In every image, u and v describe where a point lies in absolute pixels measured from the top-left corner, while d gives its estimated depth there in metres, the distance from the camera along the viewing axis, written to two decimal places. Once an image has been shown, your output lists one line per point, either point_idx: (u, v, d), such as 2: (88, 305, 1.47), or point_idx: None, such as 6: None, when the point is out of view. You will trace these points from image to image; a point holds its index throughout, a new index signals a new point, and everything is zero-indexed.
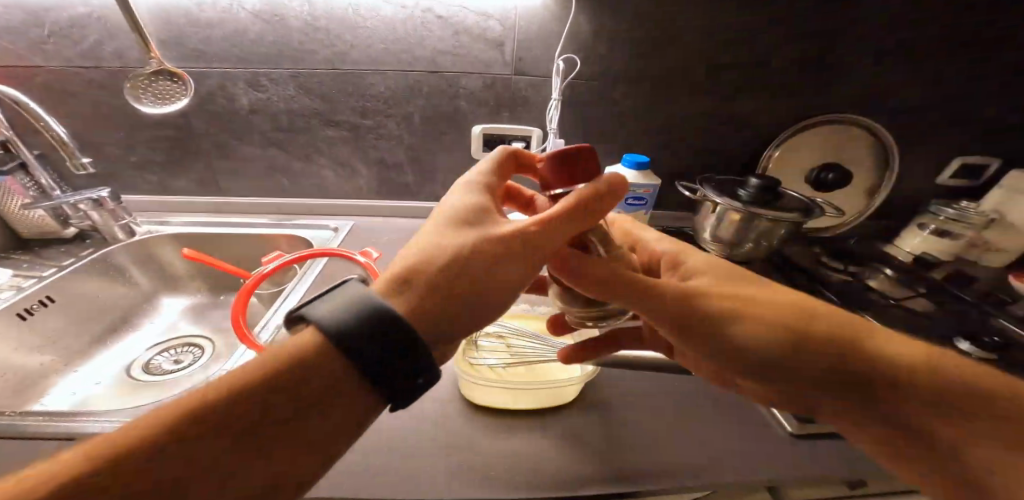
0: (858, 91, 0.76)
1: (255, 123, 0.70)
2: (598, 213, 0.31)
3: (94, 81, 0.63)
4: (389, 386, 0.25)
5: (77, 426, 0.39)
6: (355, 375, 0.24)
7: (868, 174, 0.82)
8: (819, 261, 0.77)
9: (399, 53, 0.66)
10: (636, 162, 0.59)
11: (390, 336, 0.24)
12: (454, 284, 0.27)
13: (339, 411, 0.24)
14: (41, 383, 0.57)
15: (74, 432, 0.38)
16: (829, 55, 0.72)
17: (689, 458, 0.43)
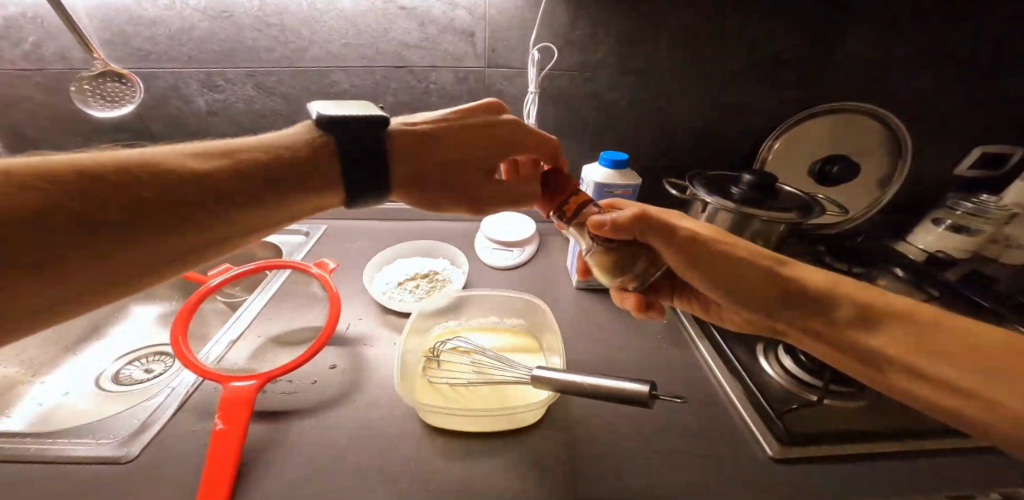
0: (865, 76, 0.69)
1: (216, 126, 0.67)
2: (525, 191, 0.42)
3: (41, 84, 0.61)
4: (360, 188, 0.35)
5: (17, 445, 0.40)
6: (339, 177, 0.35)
7: (880, 165, 0.75)
8: (821, 261, 0.72)
9: (360, 48, 0.62)
10: (613, 161, 0.53)
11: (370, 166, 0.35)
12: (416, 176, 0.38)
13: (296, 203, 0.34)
14: (10, 392, 0.58)
15: (11, 454, 0.40)
16: (833, 37, 0.65)
17: (657, 483, 0.39)
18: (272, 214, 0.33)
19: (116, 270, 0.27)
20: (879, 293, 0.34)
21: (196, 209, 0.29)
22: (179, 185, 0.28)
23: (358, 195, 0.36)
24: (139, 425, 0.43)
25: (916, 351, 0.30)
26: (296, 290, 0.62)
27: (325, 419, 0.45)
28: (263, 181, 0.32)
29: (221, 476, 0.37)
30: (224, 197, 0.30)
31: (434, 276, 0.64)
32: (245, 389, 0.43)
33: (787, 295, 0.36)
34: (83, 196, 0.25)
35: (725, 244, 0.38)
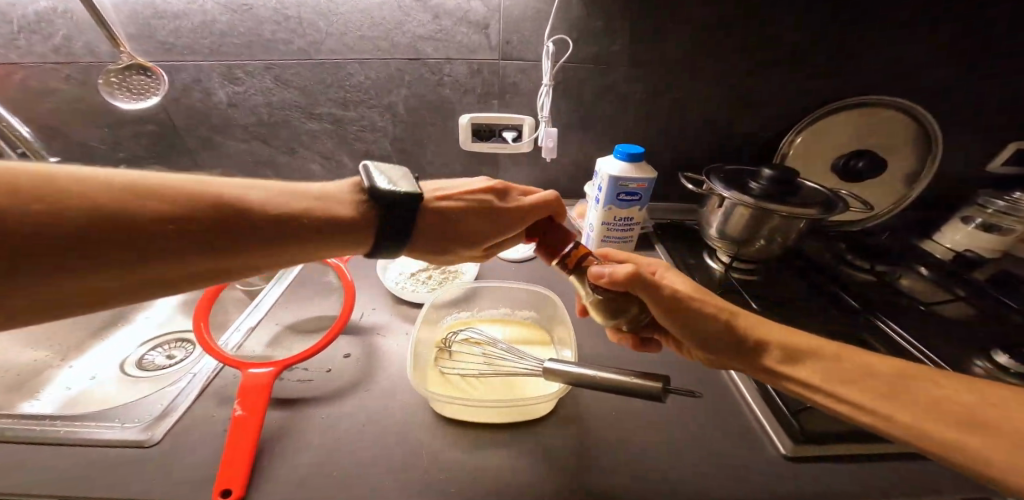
0: (892, 69, 0.67)
1: (235, 117, 0.69)
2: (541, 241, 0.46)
3: (71, 76, 0.63)
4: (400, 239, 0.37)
5: (46, 428, 0.42)
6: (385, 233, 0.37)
7: (906, 161, 0.72)
8: (841, 258, 0.70)
9: (375, 40, 0.62)
10: (629, 154, 0.52)
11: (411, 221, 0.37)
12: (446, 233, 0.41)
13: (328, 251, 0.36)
14: (36, 377, 0.61)
15: (42, 436, 0.41)
16: (859, 28, 0.63)
17: (669, 478, 0.39)
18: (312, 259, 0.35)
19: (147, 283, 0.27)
20: (802, 334, 0.39)
21: (249, 244, 0.30)
22: (246, 219, 0.30)
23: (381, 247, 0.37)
24: (162, 410, 0.45)
25: (830, 380, 0.35)
26: (310, 279, 0.63)
27: (340, 408, 0.46)
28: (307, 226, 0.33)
29: (240, 459, 0.38)
30: (282, 236, 0.32)
31: (447, 267, 0.64)
32: (262, 377, 0.44)
33: (740, 338, 0.39)
34: (157, 215, 0.26)
35: (696, 297, 0.40)
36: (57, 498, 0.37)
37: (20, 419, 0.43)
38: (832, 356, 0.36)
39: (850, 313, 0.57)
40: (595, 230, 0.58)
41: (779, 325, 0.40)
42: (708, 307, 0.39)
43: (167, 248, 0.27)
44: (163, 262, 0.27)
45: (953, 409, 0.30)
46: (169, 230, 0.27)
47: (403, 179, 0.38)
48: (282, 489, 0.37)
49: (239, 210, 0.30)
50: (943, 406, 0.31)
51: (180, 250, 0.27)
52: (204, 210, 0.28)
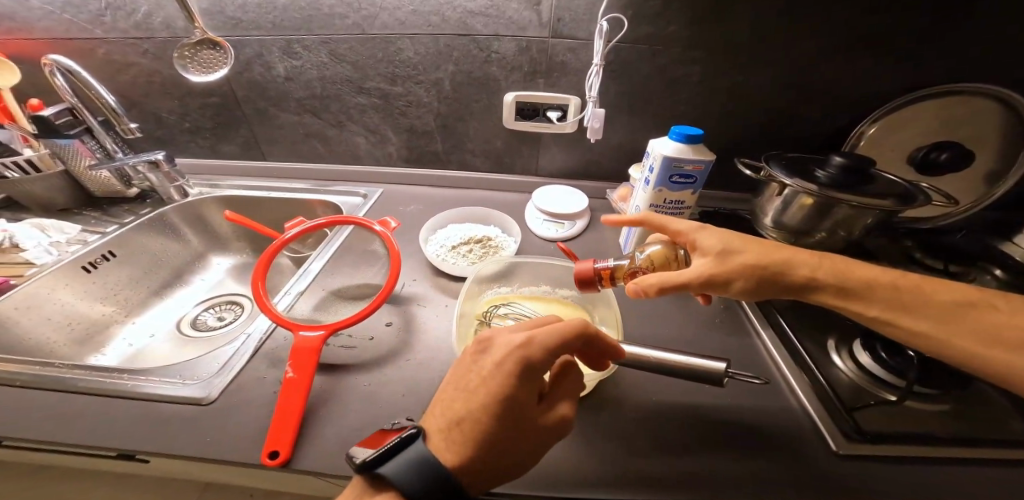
0: (991, 54, 0.59)
1: (291, 90, 0.72)
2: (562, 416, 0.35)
3: (149, 51, 0.69)
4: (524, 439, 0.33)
5: (116, 380, 0.45)
6: (538, 425, 0.33)
7: (995, 156, 0.65)
8: (907, 257, 0.65)
9: (427, 16, 0.62)
10: (686, 135, 0.50)
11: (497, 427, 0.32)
12: (501, 440, 0.32)
13: (557, 424, 0.34)
14: (103, 332, 0.64)
15: (111, 388, 0.44)
16: (960, 7, 0.56)
17: (710, 468, 0.38)
18: (569, 413, 0.35)
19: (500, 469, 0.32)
20: (845, 269, 0.39)
21: (520, 423, 0.33)
22: (468, 411, 0.33)
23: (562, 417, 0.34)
24: (217, 370, 0.47)
25: (887, 309, 0.37)
26: (356, 248, 0.65)
27: (381, 376, 0.47)
28: (535, 418, 0.33)
29: (289, 421, 0.40)
30: (515, 419, 0.32)
31: (487, 242, 0.65)
32: (313, 340, 0.45)
33: (789, 290, 0.40)
34: (439, 455, 0.32)
35: (740, 268, 0.40)
36: (125, 445, 0.40)
37: (91, 371, 0.46)
38: (878, 292, 0.38)
39: None
40: (643, 212, 0.57)
41: (820, 261, 0.40)
42: (748, 277, 0.40)
43: (481, 465, 0.32)
44: (498, 462, 0.32)
45: (1000, 328, 0.34)
46: (460, 463, 0.31)
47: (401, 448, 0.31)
48: (324, 453, 0.39)
49: (459, 413, 0.33)
50: (967, 317, 0.36)
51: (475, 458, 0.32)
52: (451, 442, 0.32)
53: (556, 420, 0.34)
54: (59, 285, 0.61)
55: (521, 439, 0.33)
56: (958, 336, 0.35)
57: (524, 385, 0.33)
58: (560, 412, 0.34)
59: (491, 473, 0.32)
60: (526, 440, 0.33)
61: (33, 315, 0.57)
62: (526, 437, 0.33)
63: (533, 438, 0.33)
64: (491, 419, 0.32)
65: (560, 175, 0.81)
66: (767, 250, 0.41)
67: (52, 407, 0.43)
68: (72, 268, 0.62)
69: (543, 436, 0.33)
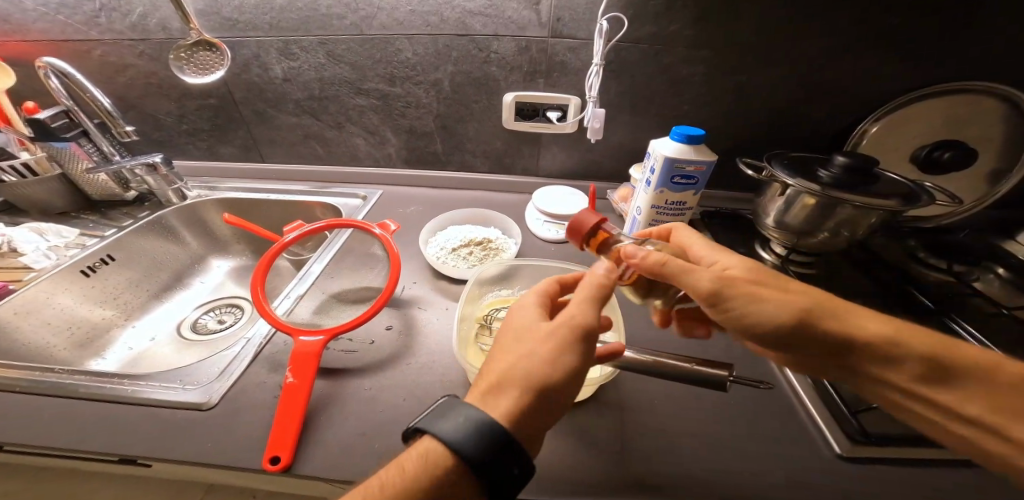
0: (998, 52, 0.59)
1: (289, 92, 0.72)
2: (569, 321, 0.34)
3: (145, 53, 0.69)
4: (527, 347, 0.33)
5: (116, 385, 0.45)
6: (540, 332, 0.34)
7: (997, 154, 0.65)
8: (910, 257, 0.65)
9: (426, 16, 0.62)
10: (687, 135, 0.50)
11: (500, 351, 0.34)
12: (507, 354, 0.33)
13: (559, 325, 0.34)
14: (104, 336, 0.64)
15: (112, 393, 0.44)
16: (965, 5, 0.55)
17: (715, 470, 0.38)
18: (573, 315, 0.34)
19: (517, 381, 0.31)
20: (856, 320, 0.36)
21: (519, 341, 0.34)
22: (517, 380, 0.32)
23: (566, 318, 0.34)
24: (218, 374, 0.47)
25: (893, 361, 0.35)
26: (356, 251, 0.65)
27: (383, 380, 0.47)
28: (536, 331, 0.34)
29: (291, 425, 0.40)
30: (521, 339, 0.34)
31: (488, 244, 0.65)
32: (313, 344, 0.45)
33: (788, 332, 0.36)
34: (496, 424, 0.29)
35: (746, 283, 0.36)
36: (126, 451, 0.39)
37: (91, 377, 0.46)
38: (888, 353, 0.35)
39: (922, 314, 0.54)
40: (644, 213, 0.57)
41: (843, 305, 0.36)
42: (748, 299, 0.36)
43: (490, 378, 0.32)
44: (507, 370, 0.32)
45: (1006, 407, 0.32)
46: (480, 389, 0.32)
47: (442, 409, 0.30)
48: (326, 458, 0.39)
49: (507, 383, 0.32)
50: (975, 389, 0.33)
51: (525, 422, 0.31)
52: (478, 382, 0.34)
53: (560, 327, 0.34)
54: (58, 289, 0.60)
55: (527, 350, 0.33)
56: (949, 399, 0.34)
57: (520, 317, 0.37)
58: (564, 318, 0.34)
59: (508, 385, 0.31)
60: (532, 348, 0.33)
61: (32, 319, 0.57)
62: (530, 346, 0.33)
63: (537, 342, 0.33)
64: (496, 349, 0.35)
65: (560, 176, 0.80)
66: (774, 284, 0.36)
67: (52, 413, 0.43)
68: (70, 272, 0.61)
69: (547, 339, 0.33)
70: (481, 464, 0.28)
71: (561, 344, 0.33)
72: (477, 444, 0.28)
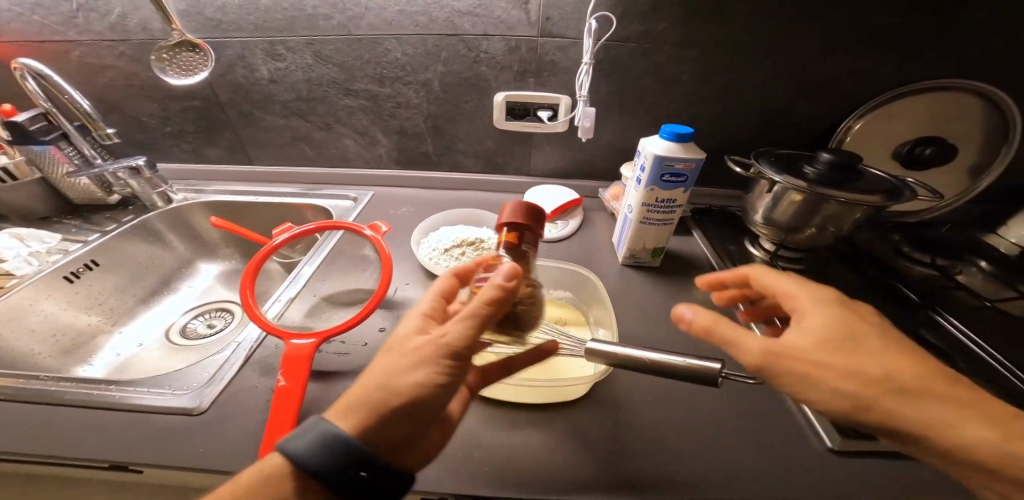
0: (997, 52, 0.60)
1: (276, 93, 0.71)
2: (441, 337, 0.31)
3: (125, 53, 0.67)
4: (396, 362, 0.31)
5: (103, 392, 0.44)
6: (417, 346, 0.31)
7: (977, 149, 0.67)
8: (895, 251, 0.66)
9: (414, 16, 0.61)
10: (676, 134, 0.50)
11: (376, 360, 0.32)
12: (377, 363, 0.31)
13: (436, 340, 0.31)
14: (90, 342, 0.62)
15: (99, 400, 0.43)
16: (970, 6, 0.57)
17: (709, 465, 0.39)
18: (450, 333, 0.31)
19: (374, 397, 0.30)
20: (937, 406, 0.27)
21: (398, 347, 0.32)
22: (386, 387, 0.30)
23: (443, 335, 0.31)
24: (209, 379, 0.46)
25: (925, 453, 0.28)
26: (348, 253, 0.64)
27: None
28: (416, 344, 0.32)
29: (283, 429, 0.39)
30: (398, 346, 0.32)
31: (480, 244, 0.65)
32: (305, 347, 0.45)
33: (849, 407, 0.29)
34: (355, 438, 0.28)
35: (805, 352, 0.30)
36: (115, 459, 0.39)
37: (77, 384, 0.45)
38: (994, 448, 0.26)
39: (908, 307, 0.55)
40: (636, 211, 0.57)
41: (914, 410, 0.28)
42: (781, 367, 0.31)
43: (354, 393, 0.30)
44: (369, 382, 0.30)
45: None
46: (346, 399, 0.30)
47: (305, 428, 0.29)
48: None
49: (370, 393, 0.30)
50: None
51: (383, 435, 0.29)
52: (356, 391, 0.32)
53: (430, 344, 0.31)
54: (41, 295, 0.59)
55: (396, 362, 0.31)
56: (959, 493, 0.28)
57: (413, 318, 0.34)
58: (442, 335, 0.31)
59: (365, 403, 0.29)
60: (400, 363, 0.31)
61: (17, 326, 0.55)
62: (403, 358, 0.31)
63: (407, 359, 0.31)
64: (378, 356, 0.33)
65: (552, 175, 0.81)
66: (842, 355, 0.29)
67: (37, 422, 0.42)
68: (53, 278, 0.60)
69: (416, 356, 0.31)
70: (332, 478, 0.27)
71: (422, 363, 0.30)
72: (326, 457, 0.27)
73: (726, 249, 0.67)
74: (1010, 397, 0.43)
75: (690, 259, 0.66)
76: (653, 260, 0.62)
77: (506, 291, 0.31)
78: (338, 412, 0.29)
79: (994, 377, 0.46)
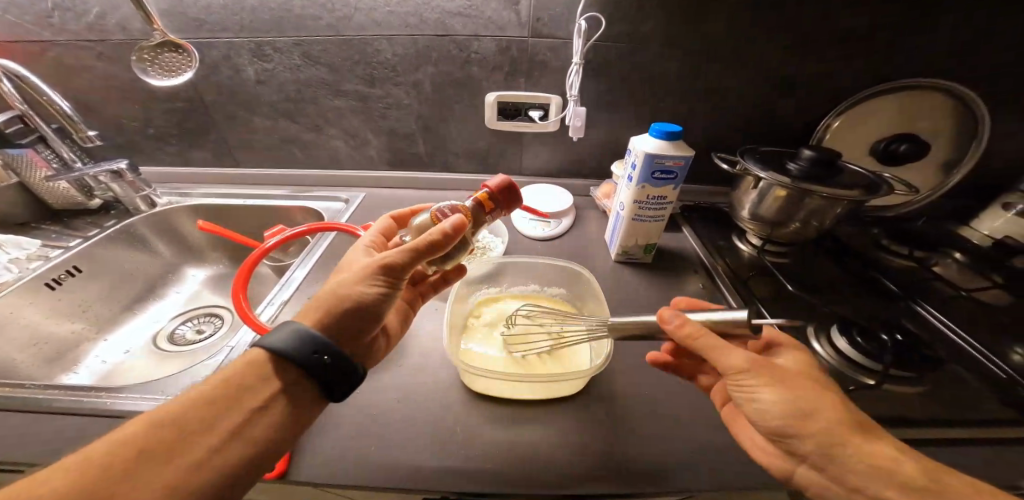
0: (961, 50, 0.63)
1: (263, 94, 0.70)
2: (379, 260, 0.38)
3: (104, 54, 0.65)
4: (343, 281, 0.37)
5: (93, 399, 0.43)
6: (360, 268, 0.38)
7: (948, 145, 0.70)
8: (875, 244, 0.69)
9: (404, 16, 0.61)
10: (665, 132, 0.52)
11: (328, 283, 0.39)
12: (329, 284, 0.39)
13: (373, 263, 0.38)
14: (74, 350, 0.60)
15: (90, 407, 0.42)
16: (927, 7, 0.59)
17: (703, 455, 0.40)
18: (385, 257, 0.37)
19: (326, 308, 0.36)
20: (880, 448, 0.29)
21: (344, 273, 0.39)
22: (335, 296, 0.37)
23: (380, 259, 0.38)
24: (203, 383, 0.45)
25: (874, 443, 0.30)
26: (340, 254, 0.64)
27: (376, 383, 0.46)
28: (359, 268, 0.38)
29: None
30: (345, 272, 0.39)
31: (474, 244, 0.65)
32: None
33: (783, 424, 0.31)
34: (313, 331, 0.35)
35: (777, 368, 0.33)
36: None
37: (65, 390, 0.44)
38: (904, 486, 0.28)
39: (889, 298, 0.57)
40: (627, 208, 0.58)
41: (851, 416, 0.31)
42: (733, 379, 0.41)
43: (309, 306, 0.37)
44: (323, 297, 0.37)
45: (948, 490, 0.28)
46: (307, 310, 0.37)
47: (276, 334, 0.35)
48: (322, 464, 0.38)
49: (324, 302, 0.37)
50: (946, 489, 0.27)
51: (336, 331, 0.36)
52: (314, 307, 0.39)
53: (370, 265, 0.38)
54: (21, 303, 0.57)
55: (341, 283, 0.37)
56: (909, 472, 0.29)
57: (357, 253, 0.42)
58: (378, 261, 0.38)
59: (319, 311, 0.36)
60: (343, 281, 0.37)
61: None
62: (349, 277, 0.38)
63: (350, 279, 0.38)
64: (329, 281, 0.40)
65: (544, 175, 0.81)
66: (804, 381, 0.32)
67: (24, 432, 0.41)
68: (33, 285, 0.58)
69: (359, 273, 0.37)
70: (301, 365, 0.33)
71: (363, 279, 0.37)
72: (300, 349, 0.34)
73: (714, 244, 0.68)
74: (985, 380, 0.46)
75: (680, 255, 0.67)
76: (645, 256, 0.64)
77: (448, 232, 0.37)
78: (301, 315, 0.37)
79: (971, 364, 0.48)
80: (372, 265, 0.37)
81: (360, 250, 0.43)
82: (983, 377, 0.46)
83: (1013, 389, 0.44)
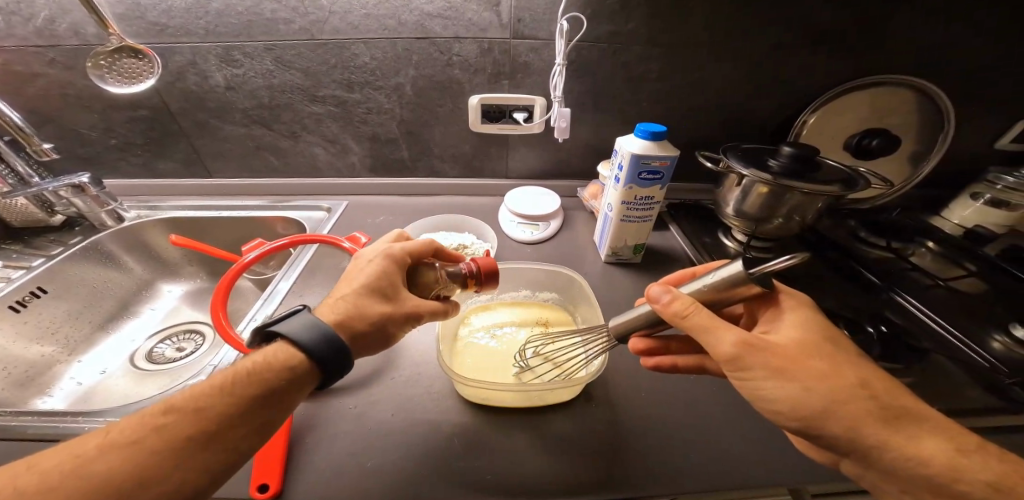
0: (931, 46, 0.65)
1: (235, 101, 0.67)
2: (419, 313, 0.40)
3: (56, 60, 0.61)
4: (382, 313, 0.38)
5: (69, 426, 0.41)
6: (399, 307, 0.39)
7: (917, 138, 0.72)
8: (855, 236, 0.71)
9: (381, 19, 0.60)
10: (650, 132, 0.51)
11: (360, 298, 0.38)
12: (362, 302, 0.38)
13: (414, 314, 0.40)
14: (46, 374, 0.57)
15: (66, 435, 0.40)
16: (898, 4, 0.61)
17: (702, 455, 0.40)
18: (427, 314, 0.41)
19: (361, 333, 0.37)
20: (906, 437, 0.29)
21: (382, 298, 0.39)
22: (360, 311, 0.37)
23: (422, 315, 0.41)
24: None
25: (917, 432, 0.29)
26: (326, 265, 0.62)
27: (368, 397, 0.45)
28: (398, 305, 0.39)
29: (275, 452, 0.38)
30: (381, 296, 0.39)
31: (463, 250, 0.64)
32: None
33: (804, 426, 0.30)
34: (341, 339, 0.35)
35: (774, 355, 0.31)
36: None
37: (39, 417, 0.41)
38: (942, 472, 0.28)
39: (871, 290, 0.59)
40: (614, 209, 0.58)
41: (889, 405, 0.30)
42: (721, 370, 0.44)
43: (339, 317, 0.37)
44: (360, 317, 0.37)
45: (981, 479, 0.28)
46: (336, 319, 0.36)
47: (298, 331, 0.34)
48: (317, 483, 0.37)
49: (361, 320, 0.37)
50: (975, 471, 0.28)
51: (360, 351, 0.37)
52: (333, 308, 0.37)
53: (411, 312, 0.40)
54: None
55: (382, 313, 0.38)
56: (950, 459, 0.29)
57: (393, 274, 0.40)
58: (418, 317, 0.40)
59: (354, 334, 0.37)
60: (384, 314, 0.38)
61: None
62: (388, 309, 0.38)
63: (390, 314, 0.38)
64: (359, 292, 0.38)
65: (531, 176, 0.81)
66: (810, 369, 0.31)
67: None
68: None
69: (399, 318, 0.39)
70: (323, 365, 0.34)
71: (400, 321, 0.39)
72: (324, 349, 0.34)
73: (701, 241, 0.69)
74: (967, 369, 0.47)
75: (669, 253, 0.68)
76: (634, 255, 0.64)
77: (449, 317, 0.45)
78: (331, 320, 0.36)
79: (955, 353, 0.49)
80: (414, 316, 0.40)
81: (390, 262, 0.41)
82: (967, 365, 0.48)
83: (994, 376, 0.46)
